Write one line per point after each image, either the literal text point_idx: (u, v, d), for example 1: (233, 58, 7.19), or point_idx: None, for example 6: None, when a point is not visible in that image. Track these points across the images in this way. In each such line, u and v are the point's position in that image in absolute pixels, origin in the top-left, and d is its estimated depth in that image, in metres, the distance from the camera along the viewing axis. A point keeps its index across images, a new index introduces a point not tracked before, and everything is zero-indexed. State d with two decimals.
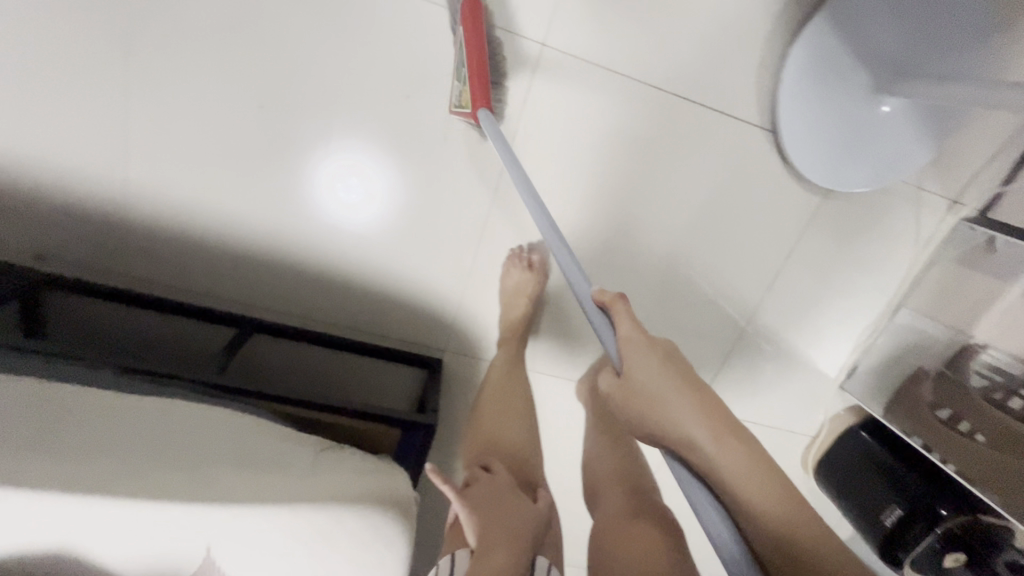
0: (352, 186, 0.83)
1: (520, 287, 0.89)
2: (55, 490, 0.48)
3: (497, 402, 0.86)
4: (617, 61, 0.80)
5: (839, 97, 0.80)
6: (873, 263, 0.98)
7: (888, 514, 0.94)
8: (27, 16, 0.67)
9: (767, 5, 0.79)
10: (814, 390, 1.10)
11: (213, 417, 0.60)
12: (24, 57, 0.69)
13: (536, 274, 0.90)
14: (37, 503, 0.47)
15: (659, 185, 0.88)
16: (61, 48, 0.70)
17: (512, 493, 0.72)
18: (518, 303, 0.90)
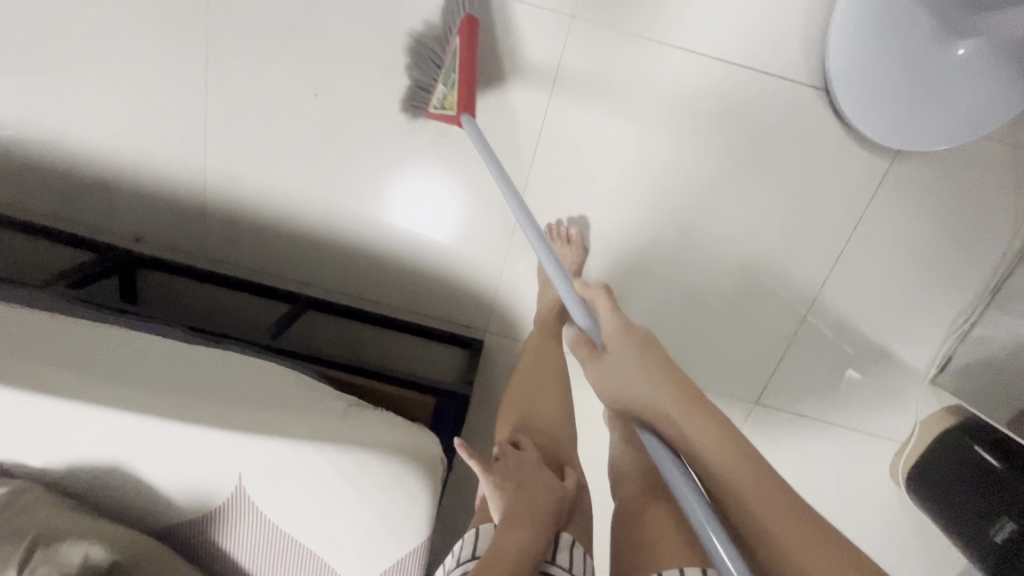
0: (422, 209, 0.90)
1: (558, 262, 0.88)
2: (112, 407, 0.54)
3: (531, 378, 0.84)
4: (647, 28, 0.79)
5: (901, 47, 0.74)
6: (959, 236, 0.86)
7: (998, 530, 0.81)
8: (137, 30, 0.82)
9: None
10: (898, 386, 0.97)
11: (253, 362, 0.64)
12: (133, 66, 0.84)
13: (575, 248, 0.88)
14: (98, 417, 0.54)
15: (698, 154, 0.85)
16: (159, 56, 0.83)
17: (538, 469, 0.69)
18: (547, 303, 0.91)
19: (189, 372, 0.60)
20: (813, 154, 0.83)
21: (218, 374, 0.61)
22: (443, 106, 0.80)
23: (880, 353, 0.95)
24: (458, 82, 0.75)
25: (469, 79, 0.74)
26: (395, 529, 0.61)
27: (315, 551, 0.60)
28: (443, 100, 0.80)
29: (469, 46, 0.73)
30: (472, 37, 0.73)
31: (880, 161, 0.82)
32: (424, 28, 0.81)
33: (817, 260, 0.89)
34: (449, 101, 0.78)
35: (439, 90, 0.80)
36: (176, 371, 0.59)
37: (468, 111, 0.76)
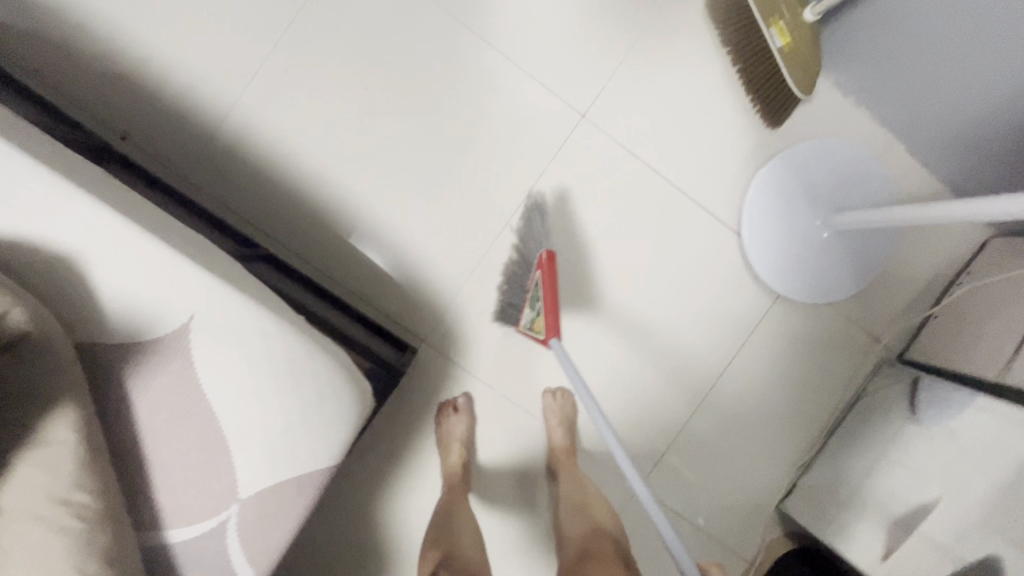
0: (392, 260, 1.00)
1: (451, 433, 0.98)
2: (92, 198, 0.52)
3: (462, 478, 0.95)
4: (631, 140, 1.02)
5: (790, 218, 1.02)
6: (809, 378, 1.10)
7: None
8: None
9: (749, 138, 1.04)
10: (754, 503, 1.10)
11: None
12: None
13: (463, 415, 0.99)
14: (69, 202, 0.51)
15: (644, 245, 1.04)
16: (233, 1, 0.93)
17: None
18: (460, 422, 0.99)
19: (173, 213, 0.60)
20: (724, 277, 1.06)
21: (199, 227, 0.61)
22: (531, 327, 0.91)
23: (745, 465, 1.10)
24: (543, 309, 0.85)
25: (553, 310, 0.83)
26: (309, 437, 0.59)
27: (219, 429, 0.55)
28: (530, 321, 0.90)
29: (550, 276, 0.84)
30: (555, 274, 0.84)
31: (764, 299, 1.08)
32: (473, 67, 0.98)
33: (710, 364, 1.08)
34: (538, 325, 0.88)
35: (525, 314, 0.92)
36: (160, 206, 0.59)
37: (554, 334, 0.84)
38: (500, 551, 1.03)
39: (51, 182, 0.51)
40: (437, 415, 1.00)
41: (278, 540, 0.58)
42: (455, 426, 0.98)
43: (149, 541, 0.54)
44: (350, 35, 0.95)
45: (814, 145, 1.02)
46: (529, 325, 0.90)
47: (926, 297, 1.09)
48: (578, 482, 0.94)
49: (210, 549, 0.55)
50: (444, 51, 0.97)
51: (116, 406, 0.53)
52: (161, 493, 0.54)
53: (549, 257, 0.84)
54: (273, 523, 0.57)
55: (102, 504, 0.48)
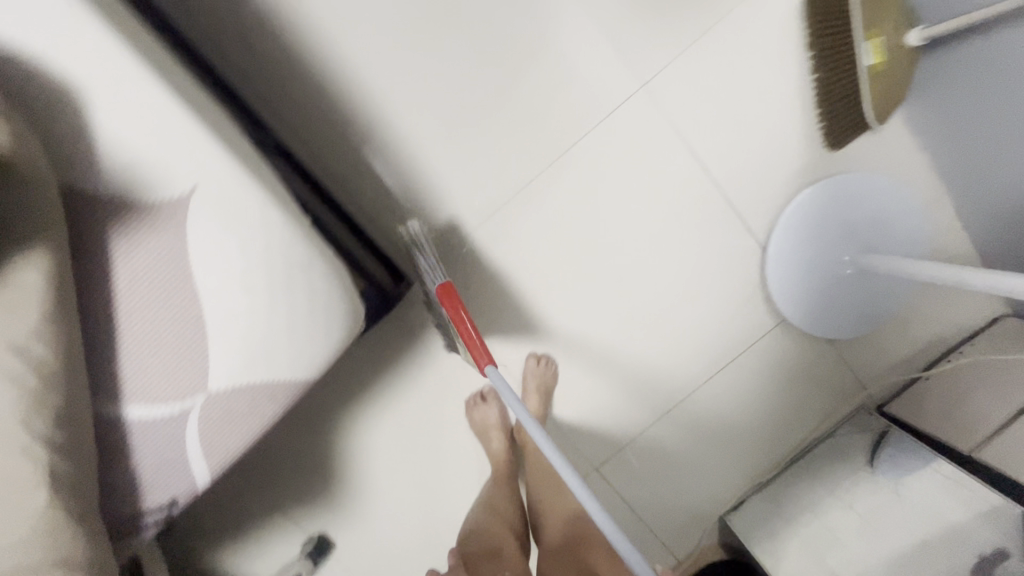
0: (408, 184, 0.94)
1: (484, 419, 1.01)
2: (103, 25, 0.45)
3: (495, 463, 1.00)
4: (686, 123, 0.96)
5: (818, 246, 0.99)
6: (789, 407, 1.10)
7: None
8: None
9: (804, 154, 0.99)
10: (700, 509, 1.12)
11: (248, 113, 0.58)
12: None
13: (491, 400, 1.02)
14: (77, 22, 0.44)
15: (668, 236, 1.00)
16: None
17: None
18: (483, 406, 1.02)
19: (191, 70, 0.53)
20: (737, 288, 1.04)
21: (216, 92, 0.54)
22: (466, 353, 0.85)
23: (702, 474, 1.11)
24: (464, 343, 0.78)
25: (473, 338, 0.76)
26: (291, 346, 0.56)
27: (201, 314, 0.51)
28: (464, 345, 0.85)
29: (455, 307, 0.77)
30: (458, 300, 0.78)
31: (770, 320, 1.05)
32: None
33: (698, 370, 1.06)
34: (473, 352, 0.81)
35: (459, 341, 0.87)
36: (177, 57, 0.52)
37: (490, 361, 0.76)
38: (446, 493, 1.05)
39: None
40: (468, 404, 1.02)
41: (243, 439, 0.56)
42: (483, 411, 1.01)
43: (104, 412, 0.50)
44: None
45: (865, 178, 0.98)
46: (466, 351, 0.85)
47: (923, 357, 1.08)
48: (538, 456, 0.97)
49: (169, 433, 0.53)
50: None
51: (94, 263, 0.48)
52: (126, 366, 0.50)
53: (444, 290, 0.78)
54: (241, 422, 0.55)
55: (62, 363, 0.45)
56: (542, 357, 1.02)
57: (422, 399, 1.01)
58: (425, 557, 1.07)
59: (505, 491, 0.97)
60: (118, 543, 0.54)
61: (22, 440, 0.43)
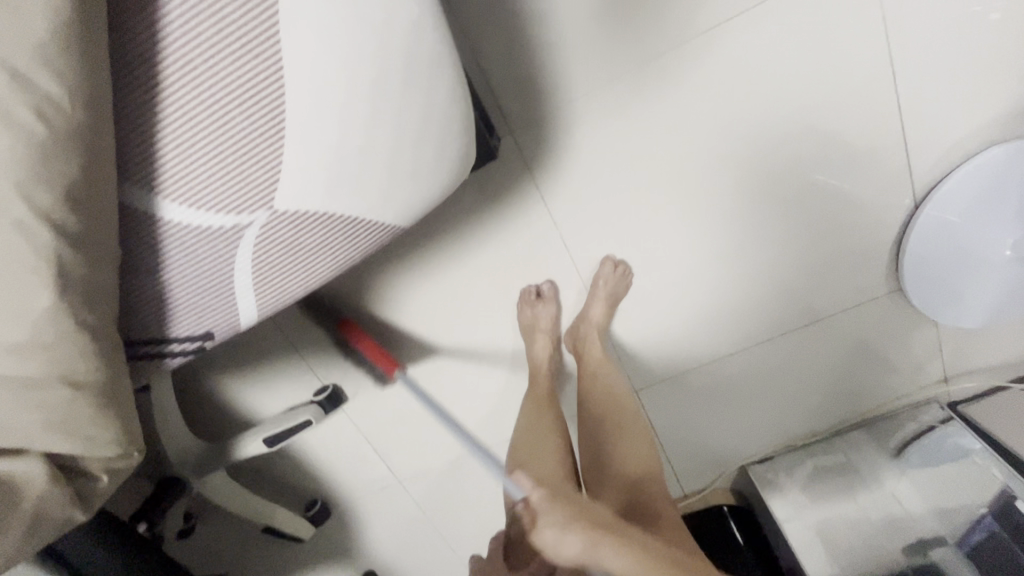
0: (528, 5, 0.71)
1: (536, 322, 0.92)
2: None
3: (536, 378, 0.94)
4: (898, 17, 0.73)
5: (989, 215, 0.81)
6: (856, 379, 1.01)
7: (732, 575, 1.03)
8: None
9: (1018, 97, 0.78)
10: (723, 451, 1.09)
11: None
12: None
13: (548, 302, 0.91)
14: None
15: (815, 159, 0.82)
16: None
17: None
18: (541, 307, 0.91)
19: None
20: (861, 241, 0.88)
21: None
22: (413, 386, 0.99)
23: (739, 420, 1.05)
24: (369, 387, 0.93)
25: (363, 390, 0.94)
26: (388, 174, 0.42)
27: (282, 95, 0.36)
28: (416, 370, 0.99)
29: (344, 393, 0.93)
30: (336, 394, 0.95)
31: (882, 286, 0.91)
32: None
33: (780, 320, 0.95)
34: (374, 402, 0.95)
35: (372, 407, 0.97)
36: None
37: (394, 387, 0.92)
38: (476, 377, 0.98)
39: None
40: (523, 300, 0.91)
41: (305, 275, 0.46)
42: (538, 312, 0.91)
43: (132, 201, 0.36)
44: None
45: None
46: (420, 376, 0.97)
47: (1020, 364, 0.98)
48: (600, 379, 0.88)
49: (215, 249, 0.40)
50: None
51: None
52: (168, 142, 0.35)
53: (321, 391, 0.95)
54: (308, 255, 0.44)
55: (86, 115, 0.30)
56: (618, 262, 0.88)
57: (475, 275, 0.89)
58: (435, 429, 1.03)
59: (549, 415, 0.89)
60: (136, 360, 0.44)
61: (21, 210, 0.29)
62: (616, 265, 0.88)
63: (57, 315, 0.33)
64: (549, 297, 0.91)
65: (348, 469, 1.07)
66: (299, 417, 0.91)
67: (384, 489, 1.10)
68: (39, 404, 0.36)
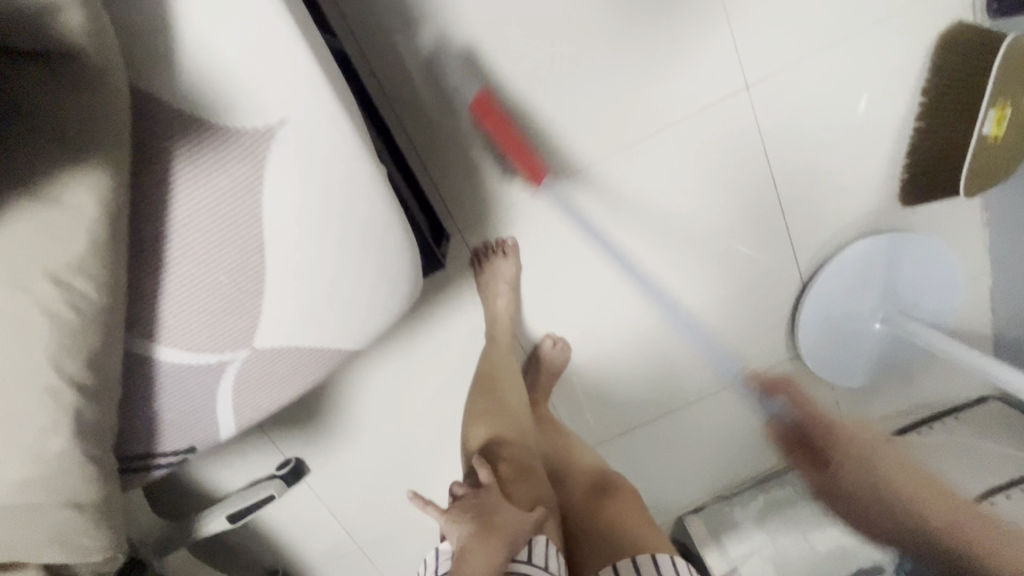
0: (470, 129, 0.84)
1: (500, 305, 0.93)
2: None
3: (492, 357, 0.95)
4: (774, 142, 0.90)
5: (858, 296, 0.99)
6: (771, 436, 1.13)
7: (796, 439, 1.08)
8: None
9: (874, 203, 0.95)
10: (661, 502, 1.19)
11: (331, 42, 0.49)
12: None
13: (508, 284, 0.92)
14: None
15: (718, 251, 0.96)
16: None
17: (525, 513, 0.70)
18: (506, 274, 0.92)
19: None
20: (766, 315, 1.03)
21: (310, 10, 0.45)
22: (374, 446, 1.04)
23: (674, 473, 1.16)
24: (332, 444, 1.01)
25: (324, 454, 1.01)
26: (345, 313, 0.51)
27: (263, 263, 0.45)
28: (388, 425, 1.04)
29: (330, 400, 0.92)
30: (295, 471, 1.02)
31: (784, 353, 1.06)
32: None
33: (702, 383, 1.07)
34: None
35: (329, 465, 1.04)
36: None
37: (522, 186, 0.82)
38: (432, 445, 1.06)
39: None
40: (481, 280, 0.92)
41: (277, 397, 0.54)
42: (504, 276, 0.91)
43: (135, 348, 0.44)
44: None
45: (926, 242, 0.96)
46: (380, 434, 1.03)
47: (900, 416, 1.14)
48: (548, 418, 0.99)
49: (202, 380, 0.48)
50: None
51: (148, 185, 0.40)
52: (168, 303, 0.44)
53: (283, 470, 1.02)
54: (279, 381, 0.52)
55: (108, 303, 0.38)
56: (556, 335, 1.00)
57: (431, 352, 0.98)
58: (394, 494, 1.09)
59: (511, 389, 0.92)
60: (126, 474, 0.51)
61: (51, 376, 0.37)
62: (554, 341, 0.99)
63: (71, 453, 0.40)
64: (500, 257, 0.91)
65: (307, 539, 1.11)
66: (262, 492, 0.97)
67: (345, 555, 1.14)
68: (45, 526, 0.42)
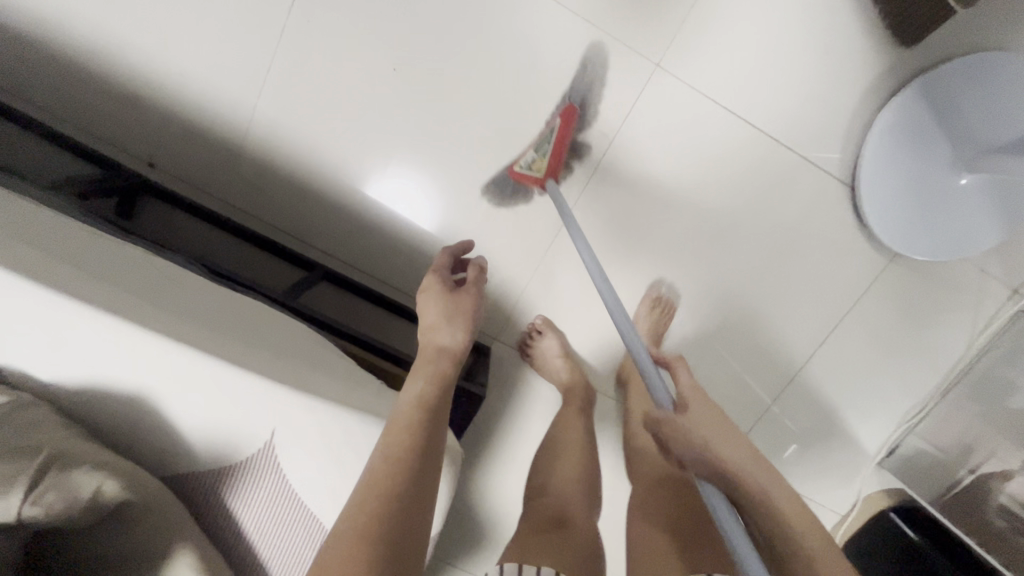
0: None
1: (551, 358, 0.94)
2: (159, 337, 0.49)
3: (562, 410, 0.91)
4: (718, 87, 0.83)
5: (922, 163, 0.83)
6: (929, 343, 0.97)
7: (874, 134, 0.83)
8: None
9: (870, 69, 0.82)
10: (849, 464, 1.05)
11: (289, 335, 0.62)
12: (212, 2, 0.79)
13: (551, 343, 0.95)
14: (139, 343, 0.49)
15: (735, 212, 0.90)
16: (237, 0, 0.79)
17: (550, 542, 0.65)
18: (449, 329, 0.67)
19: (233, 327, 0.57)
20: (831, 232, 0.90)
21: (261, 334, 0.59)
22: None
23: (843, 433, 1.03)
24: None
25: None
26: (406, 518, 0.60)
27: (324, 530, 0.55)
28: None
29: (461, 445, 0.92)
30: None
31: (880, 258, 0.92)
32: (525, 8, 0.80)
33: (809, 336, 0.96)
34: (537, 166, 0.84)
35: None
36: (221, 323, 0.56)
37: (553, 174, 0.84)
38: None
39: (90, 320, 0.48)
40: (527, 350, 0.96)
41: None
42: (440, 337, 0.66)
43: None
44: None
45: (968, 66, 0.80)
46: None
47: None
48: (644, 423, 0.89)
49: None
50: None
51: (226, 522, 0.55)
52: None
53: None
54: None
55: None
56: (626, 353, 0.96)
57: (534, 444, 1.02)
58: None
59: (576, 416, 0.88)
60: None
61: None
62: (658, 298, 0.92)
63: None
64: (465, 288, 0.71)
65: None
66: None
67: None
68: None
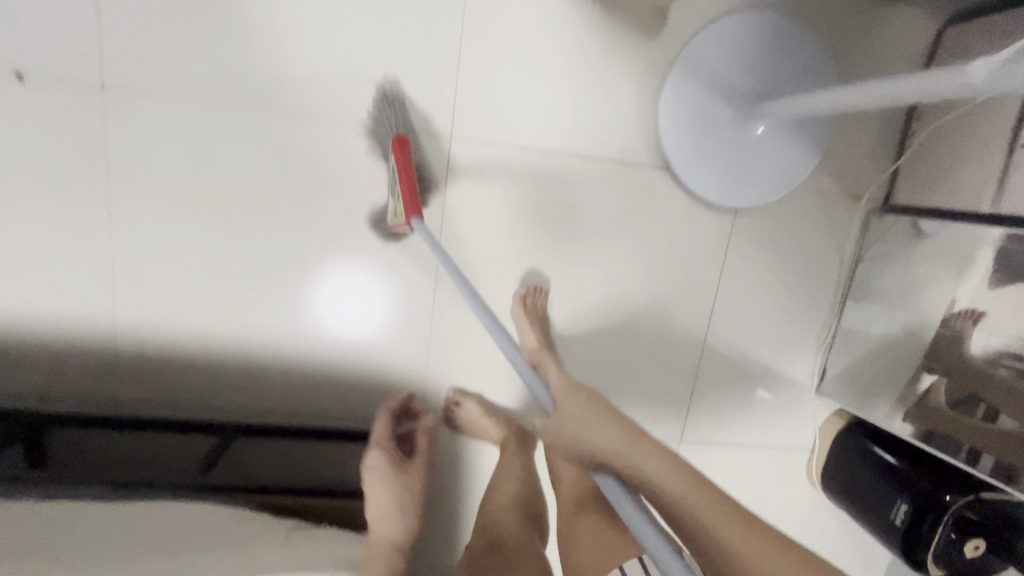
0: (347, 368, 0.96)
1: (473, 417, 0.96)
2: None
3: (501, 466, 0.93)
4: (513, 134, 0.90)
5: (717, 129, 0.90)
6: (807, 269, 1.02)
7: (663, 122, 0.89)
8: (37, 208, 0.84)
9: (632, 70, 0.90)
10: (792, 401, 1.08)
11: (195, 522, 0.68)
12: (37, 241, 0.85)
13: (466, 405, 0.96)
14: None
15: (580, 230, 0.95)
16: (60, 229, 0.85)
17: None
18: (394, 524, 0.84)
19: (133, 545, 0.63)
20: (672, 212, 0.96)
21: (166, 538, 0.65)
22: None
23: (773, 377, 1.06)
24: None
25: None
26: None
27: None
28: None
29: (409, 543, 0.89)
30: None
31: (725, 216, 0.97)
32: (315, 135, 0.87)
33: (699, 306, 1.00)
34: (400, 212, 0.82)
35: None
36: (120, 546, 0.62)
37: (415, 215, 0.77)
38: None
39: None
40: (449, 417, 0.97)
41: None
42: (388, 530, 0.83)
43: None
44: (179, 178, 0.86)
45: (713, 36, 0.88)
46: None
47: (884, 139, 0.99)
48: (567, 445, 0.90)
49: None
50: (281, 139, 0.87)
51: None
52: None
53: None
54: None
55: None
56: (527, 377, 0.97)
57: None
58: None
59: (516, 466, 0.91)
60: None
61: None
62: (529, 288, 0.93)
63: None
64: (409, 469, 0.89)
65: None
66: None
67: None
68: None
